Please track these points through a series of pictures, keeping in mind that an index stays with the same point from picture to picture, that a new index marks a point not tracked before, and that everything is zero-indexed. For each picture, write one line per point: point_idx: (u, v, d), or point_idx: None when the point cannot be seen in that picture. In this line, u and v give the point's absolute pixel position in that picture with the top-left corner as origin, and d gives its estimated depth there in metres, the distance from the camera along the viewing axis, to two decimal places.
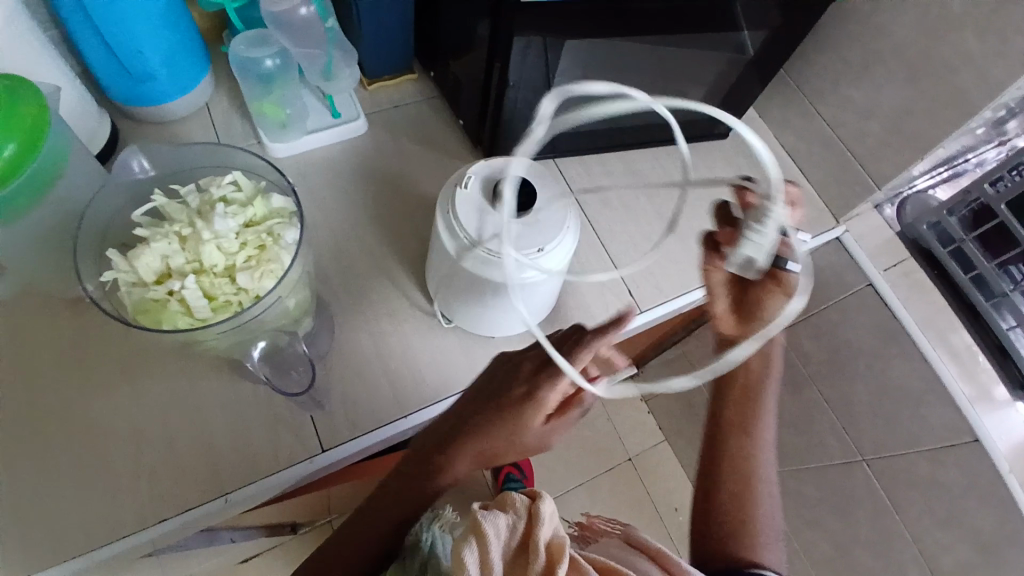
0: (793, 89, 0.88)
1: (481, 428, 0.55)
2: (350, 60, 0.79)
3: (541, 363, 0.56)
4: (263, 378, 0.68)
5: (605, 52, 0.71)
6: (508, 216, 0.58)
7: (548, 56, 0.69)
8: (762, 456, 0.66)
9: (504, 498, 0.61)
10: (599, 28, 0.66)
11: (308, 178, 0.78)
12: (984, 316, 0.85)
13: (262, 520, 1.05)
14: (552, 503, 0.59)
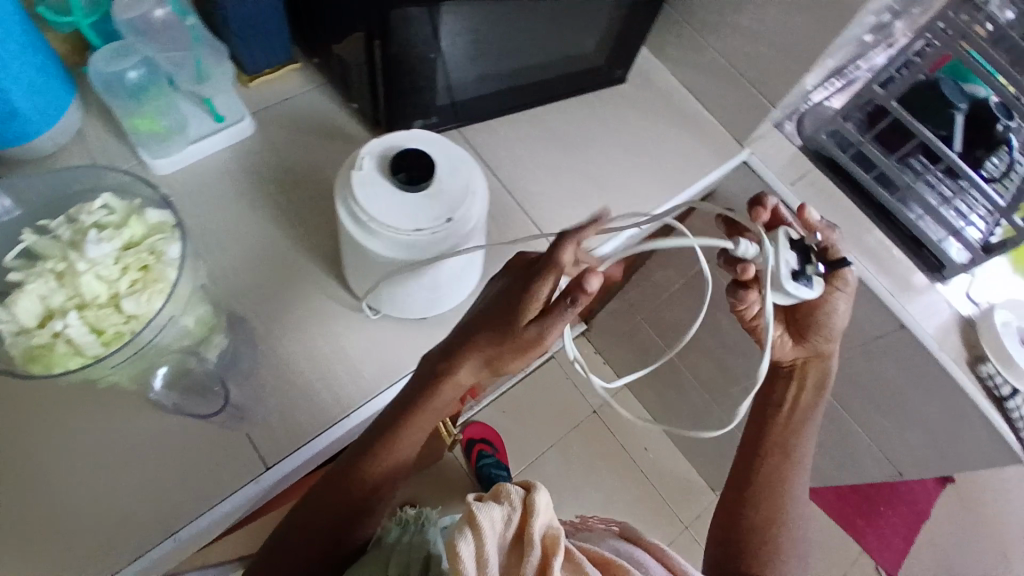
0: (681, 23, 0.87)
1: (476, 332, 0.55)
2: (221, 59, 0.75)
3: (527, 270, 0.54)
4: (168, 405, 0.64)
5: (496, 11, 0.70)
6: (409, 191, 0.56)
7: (432, 24, 0.67)
8: (795, 482, 0.68)
9: (498, 489, 0.61)
10: None
11: (200, 192, 0.73)
12: (893, 211, 0.89)
13: (230, 552, 1.01)
14: (545, 494, 0.60)
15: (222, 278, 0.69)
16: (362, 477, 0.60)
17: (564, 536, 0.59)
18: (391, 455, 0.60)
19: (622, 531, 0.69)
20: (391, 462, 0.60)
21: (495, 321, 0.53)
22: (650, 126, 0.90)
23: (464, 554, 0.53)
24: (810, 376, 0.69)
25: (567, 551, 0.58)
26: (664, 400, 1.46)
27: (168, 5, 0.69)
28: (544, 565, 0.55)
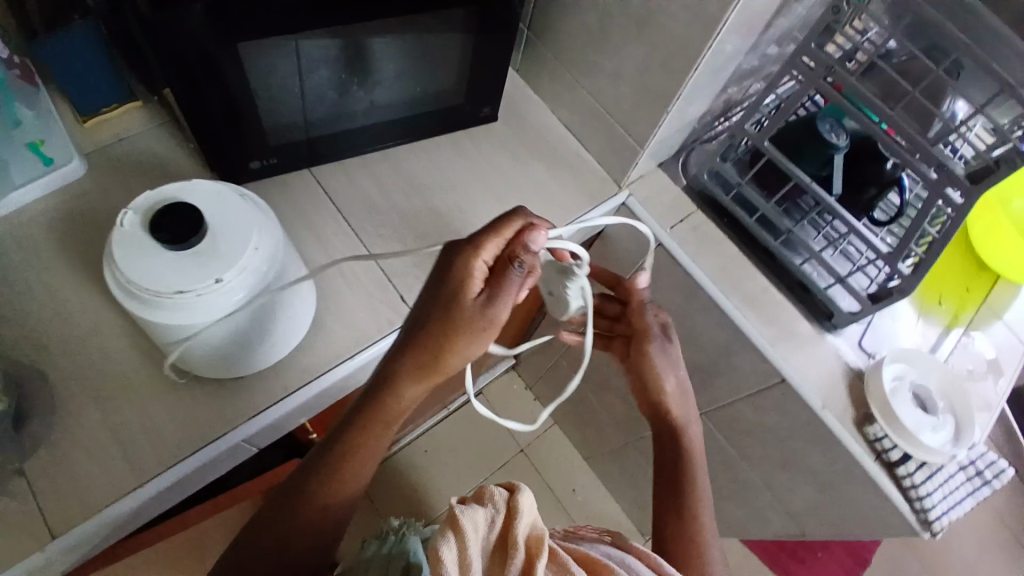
0: (550, 61, 0.84)
1: (426, 339, 0.56)
2: (34, 100, 0.70)
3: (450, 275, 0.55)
4: None
5: (293, 46, 0.65)
6: (173, 251, 0.51)
7: (250, 63, 0.64)
8: (703, 523, 0.69)
9: (482, 492, 0.65)
10: (275, 22, 0.60)
11: (22, 241, 0.70)
12: (778, 255, 0.86)
13: None
14: (530, 497, 0.64)
15: (29, 334, 0.66)
16: (317, 513, 0.56)
17: (549, 538, 0.62)
18: (348, 484, 0.58)
19: (612, 539, 0.69)
20: (344, 493, 0.58)
21: (434, 316, 0.55)
22: (522, 165, 0.86)
23: (446, 556, 0.54)
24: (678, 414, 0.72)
25: (551, 552, 0.60)
26: (589, 437, 1.42)
27: None
28: (528, 566, 0.58)
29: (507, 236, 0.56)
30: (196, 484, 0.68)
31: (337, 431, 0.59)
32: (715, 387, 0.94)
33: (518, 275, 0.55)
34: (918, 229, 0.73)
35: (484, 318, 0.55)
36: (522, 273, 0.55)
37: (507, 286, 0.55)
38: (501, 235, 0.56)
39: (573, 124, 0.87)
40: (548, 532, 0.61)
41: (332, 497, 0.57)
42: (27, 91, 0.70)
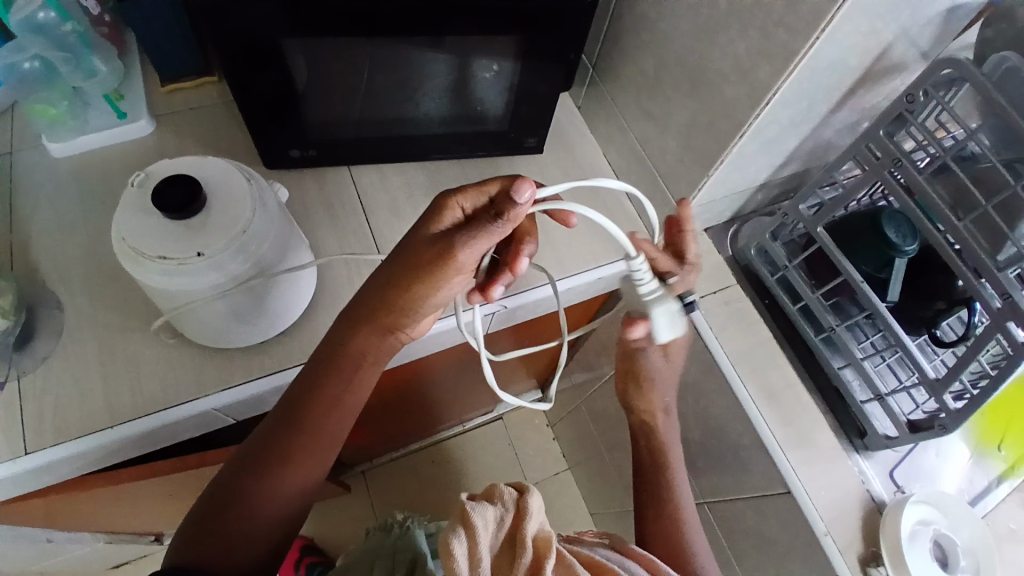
0: (610, 105, 0.84)
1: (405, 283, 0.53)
2: (107, 57, 0.78)
3: (428, 220, 0.52)
4: None
5: (339, 47, 0.67)
6: (164, 217, 0.54)
7: (309, 58, 0.68)
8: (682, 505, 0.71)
9: (493, 490, 0.64)
10: (339, 29, 0.64)
11: (84, 178, 0.78)
12: (816, 352, 0.79)
13: (119, 530, 1.02)
14: (539, 499, 0.63)
15: (66, 263, 0.72)
16: (291, 454, 0.58)
17: (556, 542, 0.61)
18: (325, 423, 0.59)
19: (612, 544, 0.67)
20: (322, 434, 0.59)
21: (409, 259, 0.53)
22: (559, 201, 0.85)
23: (457, 551, 0.54)
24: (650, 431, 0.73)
25: (559, 555, 0.59)
26: (595, 489, 1.36)
27: (53, 11, 0.69)
28: (535, 567, 0.57)
29: (489, 191, 0.52)
30: (165, 440, 0.70)
31: (308, 373, 0.59)
32: (718, 477, 0.86)
33: (498, 230, 0.50)
34: (974, 360, 0.63)
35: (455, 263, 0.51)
36: (502, 228, 0.50)
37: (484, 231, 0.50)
38: (484, 188, 0.52)
39: (619, 166, 0.87)
40: (556, 535, 0.60)
41: (307, 436, 0.58)
42: (104, 47, 0.77)
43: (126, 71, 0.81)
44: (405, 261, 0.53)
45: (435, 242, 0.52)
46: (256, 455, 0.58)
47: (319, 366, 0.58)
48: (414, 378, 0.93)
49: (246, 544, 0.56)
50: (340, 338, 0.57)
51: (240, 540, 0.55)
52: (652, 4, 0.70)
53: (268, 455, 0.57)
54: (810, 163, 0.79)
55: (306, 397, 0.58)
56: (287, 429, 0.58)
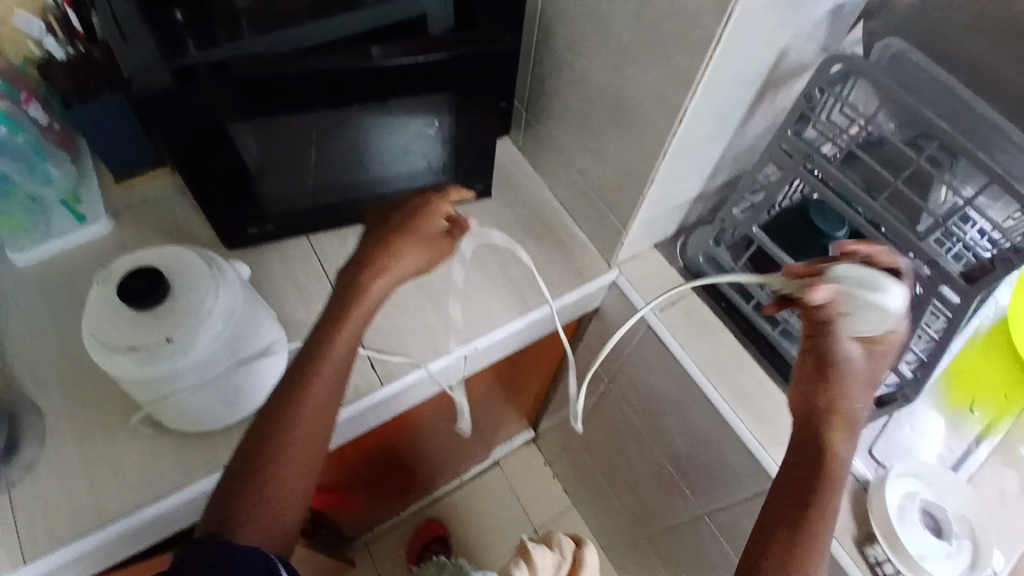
0: (547, 144, 0.89)
1: (384, 248, 0.63)
2: (60, 163, 0.80)
3: (401, 209, 0.67)
4: None
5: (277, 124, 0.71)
6: (129, 310, 0.56)
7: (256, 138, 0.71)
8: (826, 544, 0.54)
9: (550, 537, 0.69)
10: (279, 105, 0.68)
11: (55, 283, 0.80)
12: (778, 346, 0.81)
13: None
14: (595, 552, 0.69)
15: (45, 367, 0.74)
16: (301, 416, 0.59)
17: None
18: (321, 386, 0.60)
19: None
20: (325, 396, 0.60)
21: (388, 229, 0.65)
22: (514, 239, 0.89)
23: None
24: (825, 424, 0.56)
25: None
26: (602, 521, 1.36)
27: (3, 124, 0.72)
28: None
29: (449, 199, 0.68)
30: (161, 531, 0.70)
31: (314, 338, 0.61)
32: (712, 480, 0.88)
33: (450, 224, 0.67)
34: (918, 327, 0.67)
35: (415, 234, 0.64)
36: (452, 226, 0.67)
37: (435, 223, 0.66)
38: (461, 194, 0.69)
39: (565, 198, 0.91)
40: None
41: (326, 374, 0.60)
42: (57, 153, 0.80)
43: (85, 178, 0.84)
44: (383, 230, 0.65)
45: (410, 220, 0.65)
46: (270, 421, 0.58)
47: (327, 323, 0.61)
48: (403, 434, 0.94)
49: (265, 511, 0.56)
50: (350, 282, 0.63)
51: (261, 505, 0.56)
52: (567, 46, 0.75)
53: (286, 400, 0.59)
54: (740, 167, 0.84)
55: (321, 336, 0.61)
56: (302, 371, 0.60)
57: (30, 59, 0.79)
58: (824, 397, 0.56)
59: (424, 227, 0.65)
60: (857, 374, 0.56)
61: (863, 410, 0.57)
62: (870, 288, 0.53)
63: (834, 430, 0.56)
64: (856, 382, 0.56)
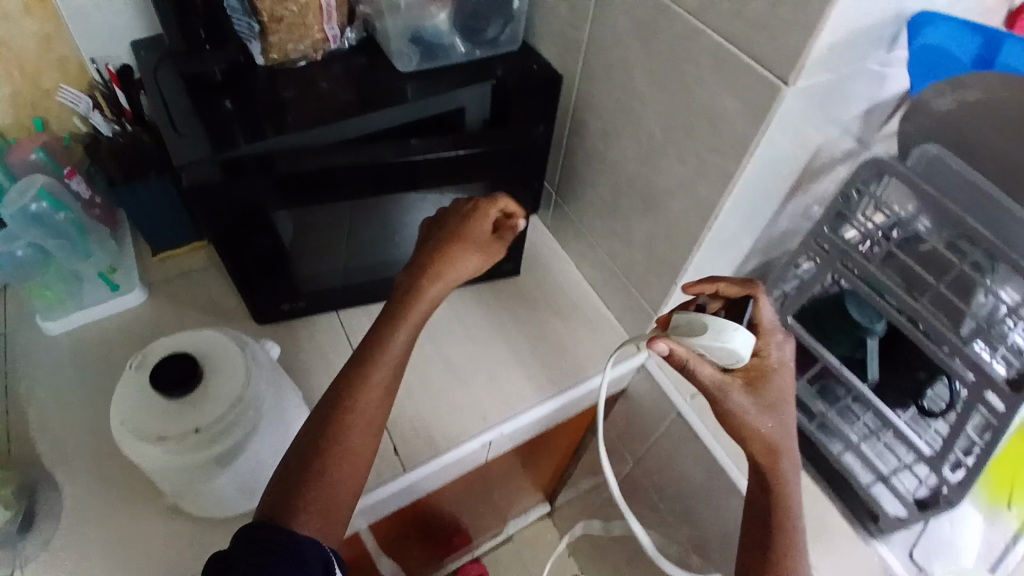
0: (576, 225, 0.90)
1: (445, 250, 0.63)
2: (100, 237, 0.82)
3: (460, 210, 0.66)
4: None
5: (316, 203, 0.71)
6: (161, 398, 0.55)
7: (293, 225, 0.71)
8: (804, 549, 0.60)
9: None
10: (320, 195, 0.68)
11: (85, 353, 0.80)
12: (814, 439, 0.79)
13: None
14: None
15: (68, 440, 0.73)
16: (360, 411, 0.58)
17: None
18: (376, 385, 0.59)
19: None
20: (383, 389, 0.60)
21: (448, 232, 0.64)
22: (541, 318, 0.89)
23: None
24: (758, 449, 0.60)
25: None
26: None
27: (45, 200, 0.74)
28: None
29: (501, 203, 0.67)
30: None
31: (372, 336, 0.61)
32: None
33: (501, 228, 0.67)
34: (963, 432, 0.65)
35: (471, 239, 0.64)
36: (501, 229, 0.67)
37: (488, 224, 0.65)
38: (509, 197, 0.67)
39: (593, 277, 0.91)
40: None
41: (382, 372, 0.60)
42: (97, 228, 0.82)
43: (123, 250, 0.86)
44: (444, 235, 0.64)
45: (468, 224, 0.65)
46: (327, 417, 0.58)
47: (385, 322, 0.61)
48: (424, 514, 0.92)
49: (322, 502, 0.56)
50: (409, 281, 0.62)
51: (319, 499, 0.55)
52: (599, 136, 0.76)
53: (343, 396, 0.58)
54: (772, 254, 0.84)
55: (379, 335, 0.61)
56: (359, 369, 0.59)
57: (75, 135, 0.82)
58: (746, 437, 0.60)
59: (480, 226, 0.65)
60: (760, 397, 0.59)
61: (780, 432, 0.59)
62: (709, 333, 0.56)
63: (761, 459, 0.61)
64: (767, 407, 0.59)
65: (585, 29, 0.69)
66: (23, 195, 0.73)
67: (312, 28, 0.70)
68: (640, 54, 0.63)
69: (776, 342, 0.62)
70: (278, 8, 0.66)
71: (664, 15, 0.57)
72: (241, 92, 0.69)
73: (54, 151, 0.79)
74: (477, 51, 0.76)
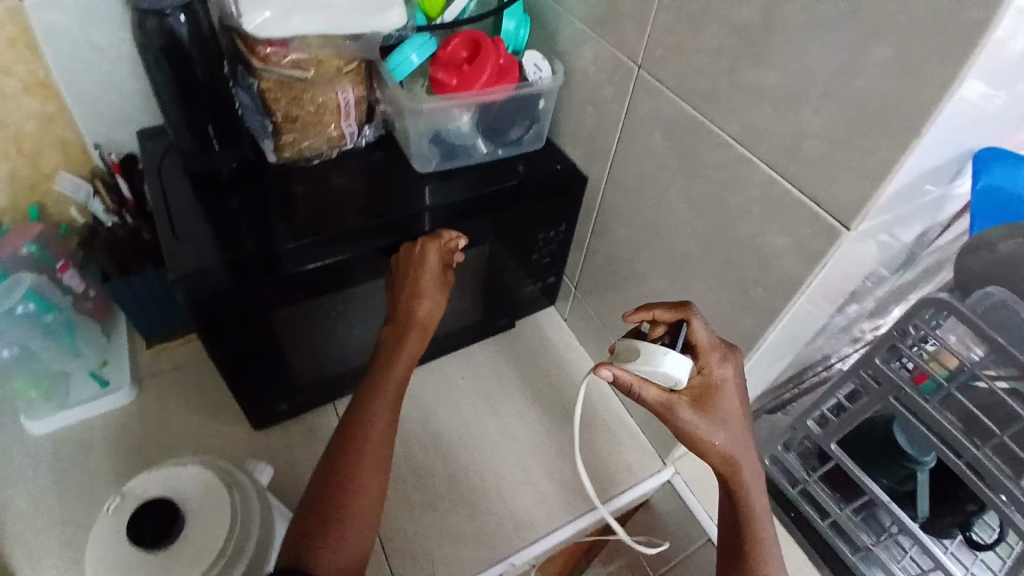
0: (599, 327, 0.84)
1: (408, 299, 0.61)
2: (90, 334, 0.78)
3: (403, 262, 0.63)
4: None
5: (323, 304, 0.64)
6: (137, 550, 0.50)
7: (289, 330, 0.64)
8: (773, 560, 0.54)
9: None
10: (313, 294, 0.61)
11: (61, 455, 0.74)
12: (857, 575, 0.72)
13: None
14: None
15: (32, 560, 0.66)
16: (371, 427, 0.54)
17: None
18: (379, 425, 0.55)
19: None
20: (392, 402, 0.56)
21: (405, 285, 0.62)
22: (558, 426, 0.82)
23: None
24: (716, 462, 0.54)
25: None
26: None
27: (31, 301, 0.69)
28: None
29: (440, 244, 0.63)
30: None
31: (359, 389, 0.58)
32: None
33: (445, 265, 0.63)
34: None
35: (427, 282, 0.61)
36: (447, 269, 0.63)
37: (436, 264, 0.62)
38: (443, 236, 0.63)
39: None
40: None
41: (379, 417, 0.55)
42: (88, 324, 0.77)
43: (117, 346, 0.81)
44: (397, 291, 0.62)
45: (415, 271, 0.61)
46: (328, 473, 0.52)
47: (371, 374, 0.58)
48: None
49: (344, 527, 0.50)
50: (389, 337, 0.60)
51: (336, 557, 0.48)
52: (624, 243, 0.71)
53: (343, 446, 0.54)
54: (810, 361, 0.78)
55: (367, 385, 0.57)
56: (353, 420, 0.55)
57: (73, 226, 0.78)
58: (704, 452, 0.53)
59: (427, 272, 0.61)
60: (711, 413, 0.53)
61: (734, 443, 0.53)
62: (641, 354, 0.51)
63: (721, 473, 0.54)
64: (718, 419, 0.53)
65: (614, 137, 0.66)
66: (7, 296, 0.68)
67: (328, 127, 0.64)
68: (675, 172, 0.59)
69: (717, 359, 0.55)
70: (293, 108, 0.61)
71: (705, 139, 0.54)
72: (250, 191, 0.64)
73: (47, 242, 0.74)
74: (500, 151, 0.71)
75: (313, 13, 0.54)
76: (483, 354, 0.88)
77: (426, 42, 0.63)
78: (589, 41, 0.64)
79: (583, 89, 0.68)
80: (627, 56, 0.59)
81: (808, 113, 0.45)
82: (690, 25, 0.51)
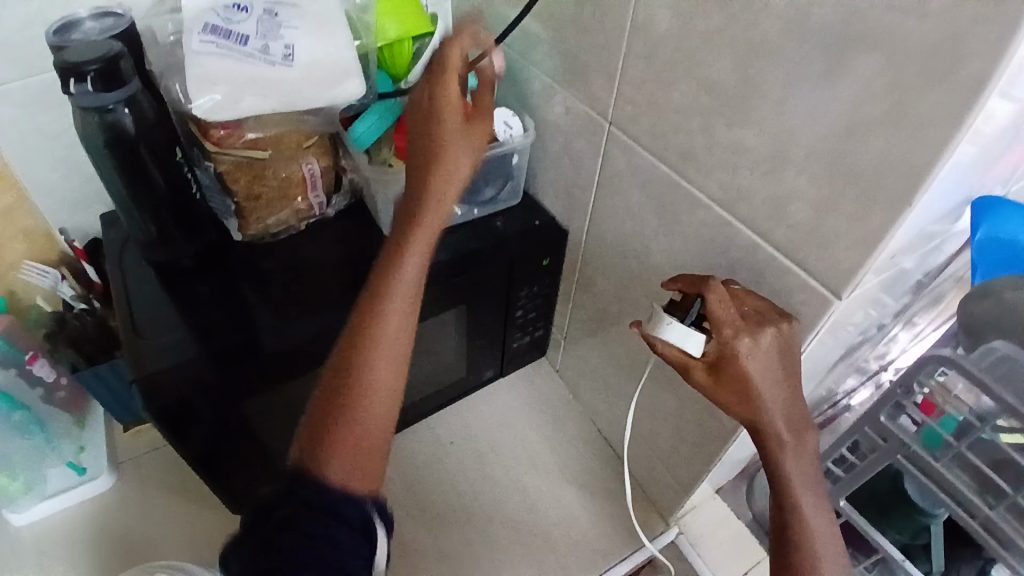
0: (591, 379, 0.81)
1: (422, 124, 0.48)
2: (63, 422, 0.73)
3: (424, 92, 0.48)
4: None
5: (296, 393, 0.61)
6: None
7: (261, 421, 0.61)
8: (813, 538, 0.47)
9: None
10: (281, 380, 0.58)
11: (33, 555, 0.70)
12: None
13: None
14: None
15: None
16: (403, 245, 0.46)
17: None
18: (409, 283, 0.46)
19: None
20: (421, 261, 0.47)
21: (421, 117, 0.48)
22: (555, 489, 0.78)
23: None
24: (753, 427, 0.47)
25: None
26: None
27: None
28: None
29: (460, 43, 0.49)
30: None
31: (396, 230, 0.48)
32: None
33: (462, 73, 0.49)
34: None
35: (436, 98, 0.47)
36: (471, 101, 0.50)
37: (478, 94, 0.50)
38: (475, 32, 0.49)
39: (612, 437, 0.81)
40: None
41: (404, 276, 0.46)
42: (61, 415, 0.73)
43: (96, 429, 0.77)
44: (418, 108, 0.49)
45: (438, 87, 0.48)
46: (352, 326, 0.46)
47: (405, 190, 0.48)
48: None
49: (353, 412, 0.43)
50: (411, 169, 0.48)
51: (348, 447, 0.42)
52: (612, 297, 0.68)
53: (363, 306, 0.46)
54: (816, 403, 0.76)
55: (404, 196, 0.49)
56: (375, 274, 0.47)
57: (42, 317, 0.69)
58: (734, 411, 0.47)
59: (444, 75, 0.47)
60: (745, 372, 0.45)
61: (772, 403, 0.46)
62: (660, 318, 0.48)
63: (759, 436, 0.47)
64: (751, 379, 0.45)
65: (591, 191, 0.63)
66: None
67: (295, 200, 0.61)
68: (657, 229, 0.56)
69: (753, 328, 0.45)
70: (255, 186, 0.58)
71: (684, 198, 0.51)
72: (217, 275, 0.61)
73: (14, 336, 0.66)
74: (475, 211, 0.68)
75: (264, 92, 0.52)
76: (474, 415, 0.84)
77: (389, 108, 0.61)
78: (559, 94, 0.61)
79: (555, 141, 0.65)
80: (598, 110, 0.57)
81: (789, 175, 0.42)
82: (658, 81, 0.48)
